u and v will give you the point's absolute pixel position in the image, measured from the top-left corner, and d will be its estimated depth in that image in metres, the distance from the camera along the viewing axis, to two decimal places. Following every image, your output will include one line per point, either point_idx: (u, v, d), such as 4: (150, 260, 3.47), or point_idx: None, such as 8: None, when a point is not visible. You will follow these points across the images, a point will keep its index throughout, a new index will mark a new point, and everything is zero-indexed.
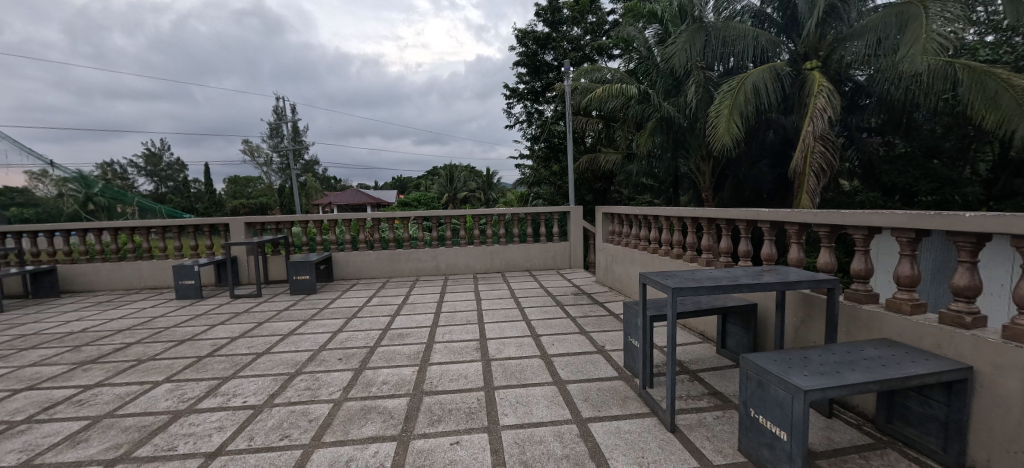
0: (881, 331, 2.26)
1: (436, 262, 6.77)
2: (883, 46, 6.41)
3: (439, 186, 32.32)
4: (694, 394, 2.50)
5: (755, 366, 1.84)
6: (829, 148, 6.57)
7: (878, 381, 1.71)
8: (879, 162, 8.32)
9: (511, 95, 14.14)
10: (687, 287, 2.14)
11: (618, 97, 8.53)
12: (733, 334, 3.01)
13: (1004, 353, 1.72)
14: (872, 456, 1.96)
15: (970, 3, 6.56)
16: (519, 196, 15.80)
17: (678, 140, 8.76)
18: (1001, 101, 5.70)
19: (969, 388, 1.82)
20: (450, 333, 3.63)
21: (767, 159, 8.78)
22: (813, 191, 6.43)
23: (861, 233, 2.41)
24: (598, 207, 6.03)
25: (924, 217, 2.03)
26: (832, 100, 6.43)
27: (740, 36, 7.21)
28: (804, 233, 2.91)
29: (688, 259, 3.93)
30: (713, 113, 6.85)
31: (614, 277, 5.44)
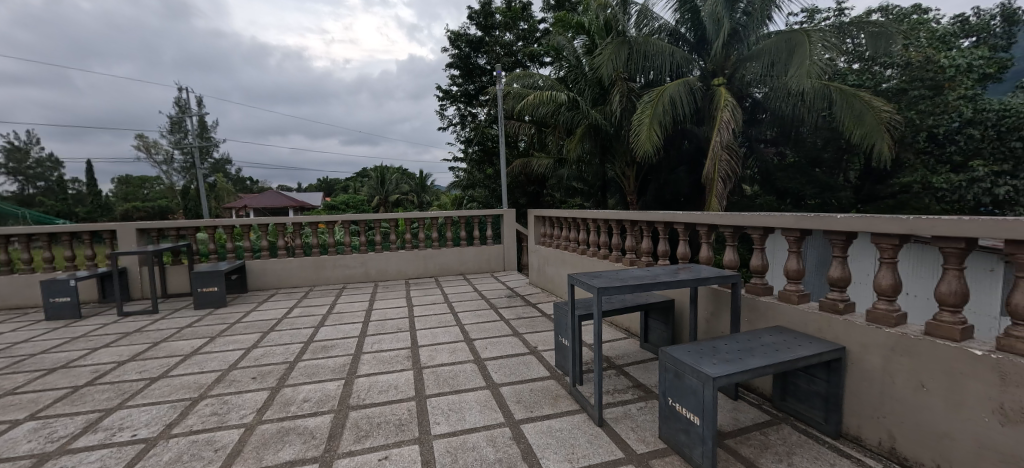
0: (775, 320, 2.54)
1: (365, 268, 6.48)
2: (777, 67, 7.24)
3: (369, 188, 31.09)
4: (620, 388, 2.63)
5: (672, 358, 1.98)
6: (734, 158, 7.28)
7: (773, 364, 1.92)
8: (774, 170, 9.36)
9: (443, 96, 14.02)
10: (611, 287, 2.25)
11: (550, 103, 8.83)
12: (654, 329, 3.21)
13: (868, 333, 2.02)
14: (770, 432, 2.19)
15: (843, 34, 7.61)
16: (453, 199, 15.66)
17: (605, 146, 9.27)
18: (865, 118, 6.71)
19: (844, 365, 2.11)
20: (379, 343, 3.49)
21: (684, 166, 9.56)
22: (721, 195, 7.08)
23: (759, 233, 2.71)
24: (530, 210, 6.13)
25: (807, 218, 2.33)
26: (736, 114, 7.14)
27: (658, 52, 7.77)
28: (712, 233, 3.19)
29: (614, 259, 4.14)
30: (635, 121, 7.29)
31: (546, 278, 5.58)
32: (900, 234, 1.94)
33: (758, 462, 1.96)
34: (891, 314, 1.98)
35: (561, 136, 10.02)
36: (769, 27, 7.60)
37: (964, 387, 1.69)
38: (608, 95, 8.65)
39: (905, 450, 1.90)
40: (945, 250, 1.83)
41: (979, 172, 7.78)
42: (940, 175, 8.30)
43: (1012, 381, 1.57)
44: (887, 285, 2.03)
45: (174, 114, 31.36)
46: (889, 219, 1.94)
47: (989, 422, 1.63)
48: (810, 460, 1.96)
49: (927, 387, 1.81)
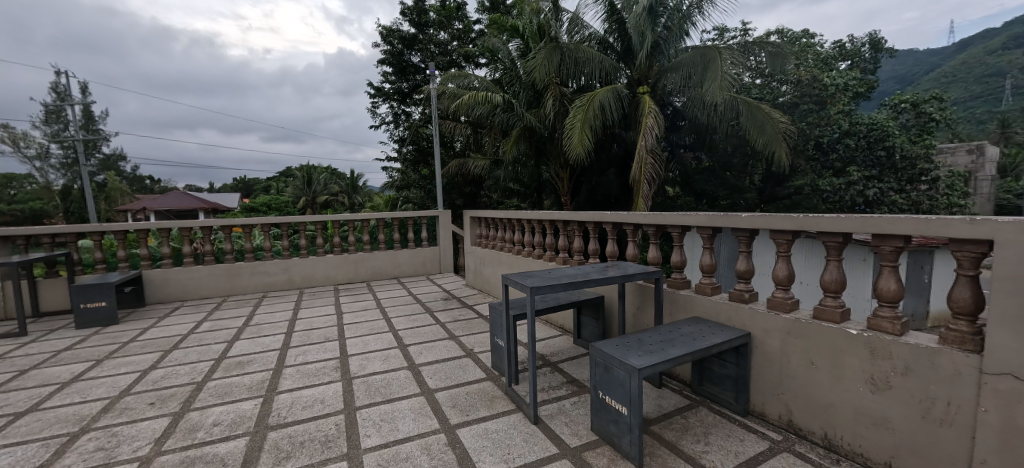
0: (691, 311, 2.76)
1: (289, 275, 6.04)
2: (694, 79, 7.84)
3: (294, 188, 29.12)
4: (555, 385, 2.70)
5: (601, 352, 2.06)
6: (657, 161, 7.80)
7: (691, 353, 2.08)
8: (693, 172, 10.12)
9: (375, 94, 13.55)
10: (544, 286, 2.30)
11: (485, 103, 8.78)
12: (586, 324, 3.34)
13: (769, 319, 2.26)
14: (689, 415, 2.38)
15: (748, 52, 8.42)
16: (387, 201, 15.13)
17: (540, 148, 9.52)
18: (766, 129, 7.51)
19: (750, 349, 2.34)
20: (305, 354, 3.27)
21: (613, 168, 10.02)
22: (647, 196, 7.55)
23: (678, 230, 2.92)
24: (466, 211, 6.09)
25: (718, 217, 2.56)
26: (659, 120, 7.62)
27: (588, 59, 8.09)
28: (638, 232, 3.39)
29: (548, 258, 4.24)
30: (568, 125, 7.54)
31: (482, 279, 5.58)
32: (792, 230, 2.20)
33: (680, 444, 2.11)
34: (786, 300, 2.24)
35: (496, 137, 10.07)
36: (686, 42, 8.22)
37: (844, 362, 1.95)
38: (542, 98, 8.86)
39: (799, 421, 2.14)
40: (827, 243, 2.10)
41: (854, 177, 9.29)
42: (824, 179, 9.53)
43: (880, 354, 1.83)
44: (783, 276, 2.29)
45: (51, 101, 27.02)
46: (784, 217, 2.19)
47: (863, 391, 1.89)
48: (723, 438, 2.15)
49: (816, 364, 2.06)
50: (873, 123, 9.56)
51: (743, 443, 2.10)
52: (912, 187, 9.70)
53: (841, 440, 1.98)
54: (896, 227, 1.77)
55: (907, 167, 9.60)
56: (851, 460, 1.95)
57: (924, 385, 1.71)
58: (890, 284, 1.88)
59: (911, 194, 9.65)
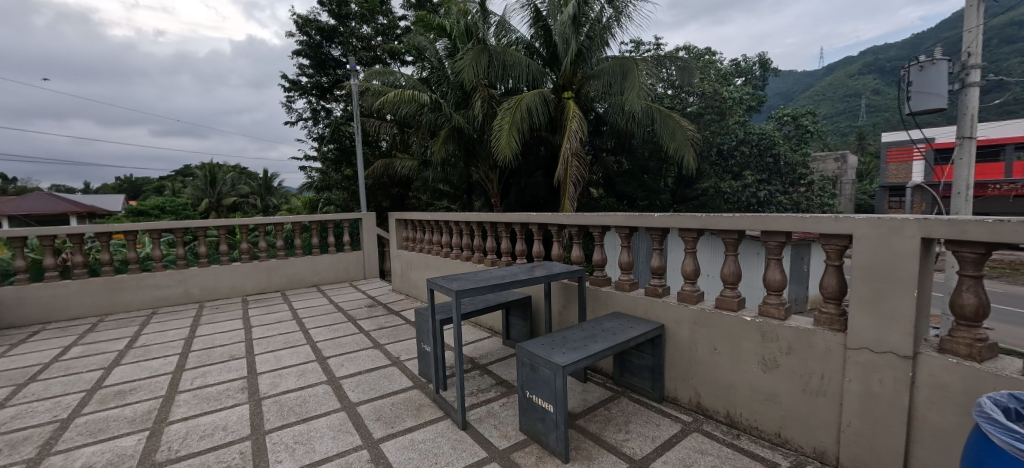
0: (612, 306, 2.91)
1: (186, 287, 5.38)
2: (614, 87, 8.23)
3: (194, 188, 26.07)
4: (483, 387, 2.69)
5: (527, 352, 2.09)
6: (581, 164, 8.12)
7: (611, 346, 2.18)
8: (615, 175, 10.65)
9: (292, 87, 12.72)
10: (469, 289, 2.27)
11: (410, 102, 8.46)
12: (515, 325, 3.37)
13: (679, 311, 2.45)
14: (612, 406, 2.49)
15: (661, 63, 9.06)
16: (306, 203, 14.15)
17: (469, 150, 9.51)
18: (677, 135, 8.17)
19: (664, 340, 2.52)
20: (205, 376, 2.93)
21: (541, 170, 10.24)
22: (573, 197, 7.85)
23: (599, 230, 3.06)
24: (391, 213, 5.86)
25: (633, 217, 2.73)
26: (582, 124, 7.92)
27: (515, 64, 8.22)
28: (562, 232, 3.49)
29: (477, 260, 4.21)
30: (497, 127, 7.59)
31: (409, 283, 5.40)
32: (696, 228, 2.41)
33: (603, 435, 2.20)
34: (693, 293, 2.45)
35: (423, 138, 9.84)
36: (606, 52, 8.63)
37: (742, 346, 2.17)
38: (471, 99, 8.84)
39: (706, 403, 2.35)
40: (726, 240, 2.33)
41: (749, 180, 10.53)
42: (726, 182, 10.57)
43: (769, 337, 2.07)
44: (690, 271, 2.51)
45: None
46: (689, 216, 2.39)
47: (757, 371, 2.12)
48: (642, 425, 2.29)
49: (718, 350, 2.27)
50: (763, 133, 10.84)
51: (659, 428, 2.25)
52: (793, 189, 11.20)
53: (740, 417, 2.20)
54: (780, 224, 2.02)
55: (789, 172, 11.09)
56: (749, 434, 2.17)
57: (804, 362, 1.95)
58: (775, 274, 2.14)
59: (793, 195, 11.14)
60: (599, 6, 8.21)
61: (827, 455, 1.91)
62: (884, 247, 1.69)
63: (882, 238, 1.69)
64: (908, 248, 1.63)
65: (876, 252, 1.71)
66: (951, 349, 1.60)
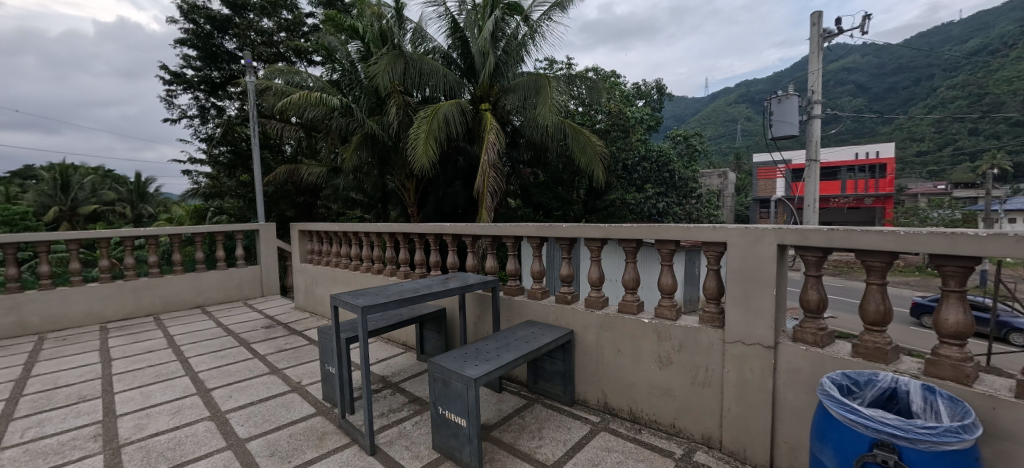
0: (524, 315, 2.97)
1: (21, 315, 4.41)
2: (528, 102, 8.46)
3: (39, 193, 21.61)
4: (395, 407, 2.57)
5: (439, 367, 2.04)
6: (499, 174, 8.22)
7: (524, 355, 2.22)
8: (531, 185, 10.97)
9: (174, 80, 11.25)
10: (377, 304, 2.17)
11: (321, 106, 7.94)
12: (429, 338, 3.27)
13: (586, 317, 2.59)
14: (526, 414, 2.53)
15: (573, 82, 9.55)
16: (191, 211, 12.49)
17: (383, 158, 9.19)
18: (587, 150, 8.64)
19: (573, 344, 2.63)
20: (45, 424, 2.41)
21: (460, 180, 10.13)
22: (490, 207, 7.92)
23: (512, 240, 3.13)
24: (292, 224, 5.36)
25: (544, 228, 2.83)
26: (499, 136, 8.03)
27: (431, 72, 8.07)
28: (477, 242, 3.50)
29: (389, 273, 4.03)
30: (413, 135, 7.44)
31: (314, 300, 5.00)
32: (600, 237, 2.57)
33: (517, 444, 2.22)
34: (599, 298, 2.61)
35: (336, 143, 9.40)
36: (522, 68, 8.88)
37: (640, 346, 2.35)
38: (385, 106, 8.56)
39: (611, 402, 2.49)
40: (626, 248, 2.52)
41: (650, 192, 11.54)
42: (630, 194, 11.49)
43: (663, 337, 2.26)
44: (595, 277, 2.66)
45: None
46: (594, 227, 2.55)
47: (654, 368, 2.30)
48: (554, 430, 2.35)
49: (622, 352, 2.43)
50: (660, 151, 11.97)
51: (570, 431, 2.34)
52: (685, 201, 12.50)
53: (641, 413, 2.37)
54: (669, 233, 2.24)
55: (683, 186, 12.38)
56: (649, 427, 2.34)
57: (692, 358, 2.17)
58: (666, 279, 2.37)
59: (686, 206, 12.44)
60: (514, 24, 8.50)
61: (712, 439, 2.13)
62: (750, 253, 1.95)
63: (748, 245, 1.95)
64: (768, 253, 1.90)
65: (744, 257, 1.97)
66: (802, 338, 1.89)
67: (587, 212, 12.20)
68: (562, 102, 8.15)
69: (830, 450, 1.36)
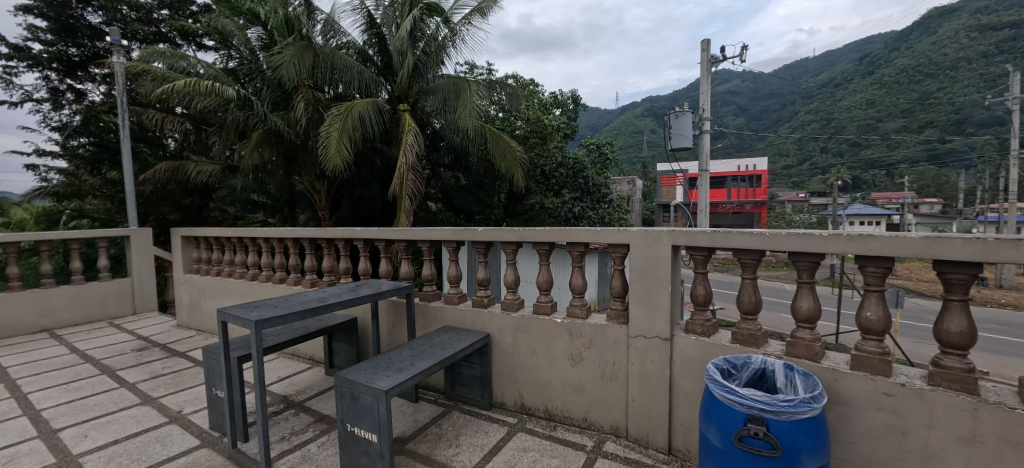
0: (441, 321, 2.91)
1: None
2: (448, 105, 8.31)
3: None
4: (298, 429, 2.36)
5: (347, 381, 1.91)
6: (418, 177, 7.98)
7: (438, 362, 2.17)
8: (451, 189, 10.88)
9: (14, 53, 9.27)
10: (274, 318, 1.98)
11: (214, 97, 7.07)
12: (339, 351, 3.06)
13: (503, 320, 2.61)
14: (443, 422, 2.48)
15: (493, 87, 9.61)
16: (39, 215, 10.37)
17: (289, 156, 8.49)
18: (507, 156, 8.70)
19: (490, 348, 2.64)
20: None
21: (377, 182, 9.63)
22: (409, 211, 7.64)
23: (427, 245, 3.06)
24: (174, 229, 4.69)
25: (460, 232, 2.81)
26: (418, 139, 7.80)
27: (345, 68, 7.61)
28: (391, 247, 3.35)
29: (292, 282, 3.70)
30: (324, 134, 6.95)
31: (202, 316, 4.42)
32: (515, 241, 2.62)
33: (433, 454, 2.17)
34: (515, 301, 2.65)
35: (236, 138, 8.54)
36: (442, 70, 8.74)
37: (554, 345, 2.43)
38: (292, 101, 7.92)
39: (528, 403, 2.54)
40: (540, 250, 2.60)
41: (567, 197, 12.04)
42: (549, 198, 11.88)
43: (575, 335, 2.36)
44: (511, 280, 2.70)
45: None
46: (509, 230, 2.59)
47: (567, 366, 2.40)
48: (472, 435, 2.34)
49: (537, 352, 2.49)
50: (576, 158, 12.52)
51: (487, 435, 2.34)
52: (598, 206, 13.24)
53: (556, 410, 2.45)
54: (579, 235, 2.36)
55: (597, 191, 13.11)
56: (563, 423, 2.43)
57: (601, 354, 2.30)
58: (577, 279, 2.48)
59: (599, 211, 13.20)
60: (435, 25, 8.35)
61: (619, 429, 2.27)
62: (650, 253, 2.12)
63: (648, 246, 2.12)
64: (664, 253, 2.08)
65: (645, 257, 2.13)
66: (693, 329, 2.09)
67: (508, 215, 12.43)
68: (482, 107, 8.14)
69: (714, 428, 1.52)
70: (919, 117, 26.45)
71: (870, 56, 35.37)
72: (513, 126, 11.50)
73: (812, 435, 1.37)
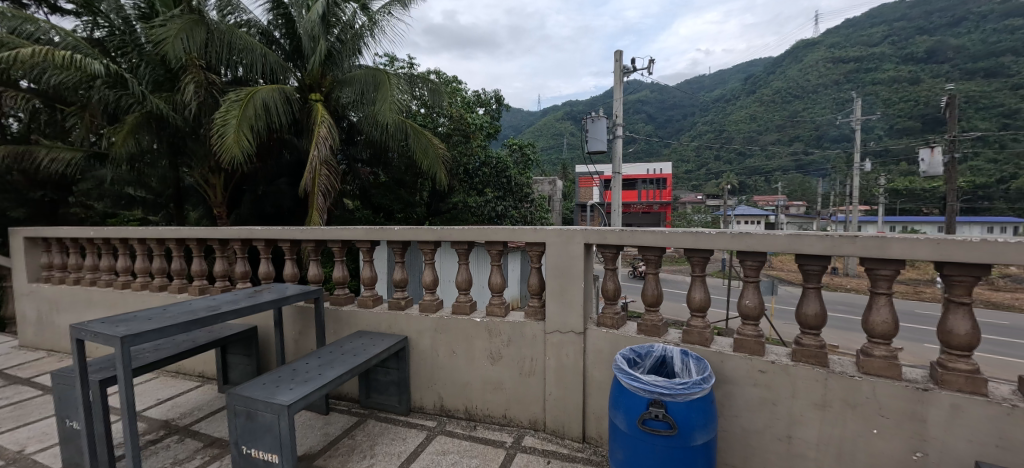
0: (354, 326, 2.75)
1: None
2: (366, 97, 7.87)
3: None
4: (183, 457, 2.08)
5: (241, 398, 1.72)
6: (332, 172, 7.45)
7: (349, 370, 2.04)
8: (370, 186, 10.38)
9: None
10: (150, 332, 1.72)
11: (74, 72, 5.96)
12: (235, 365, 2.75)
13: (420, 321, 2.54)
14: (356, 433, 2.34)
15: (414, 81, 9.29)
16: None
17: (175, 144, 7.45)
18: (429, 153, 8.44)
19: (407, 351, 2.55)
20: None
21: (285, 177, 8.80)
22: (322, 209, 7.10)
23: (337, 245, 2.87)
24: (13, 229, 3.86)
25: (375, 231, 2.69)
26: (332, 131, 7.29)
27: (247, 48, 6.82)
28: (297, 248, 3.09)
29: (176, 289, 3.25)
30: (220, 121, 6.21)
31: (55, 333, 3.70)
32: (432, 240, 2.56)
33: None
34: (433, 301, 2.58)
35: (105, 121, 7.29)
36: (359, 60, 8.27)
37: (473, 345, 2.42)
38: (179, 82, 6.97)
39: (448, 405, 2.50)
40: (458, 250, 2.57)
41: (490, 197, 12.12)
42: (472, 197, 11.86)
43: (494, 333, 2.38)
44: (429, 281, 2.63)
45: None
46: (426, 229, 2.52)
47: (486, 365, 2.40)
48: (388, 444, 2.24)
49: (456, 352, 2.47)
50: (498, 158, 12.60)
51: (405, 441, 2.26)
52: (520, 205, 13.49)
53: (476, 410, 2.44)
54: (497, 234, 2.37)
55: (519, 191, 13.34)
56: (483, 422, 2.43)
57: (521, 350, 2.33)
58: (496, 279, 2.49)
59: (521, 210, 13.49)
60: (351, 11, 7.90)
61: (538, 423, 2.33)
62: (564, 251, 2.20)
63: (562, 244, 2.20)
64: (577, 251, 2.17)
65: (560, 255, 2.21)
66: (604, 322, 2.21)
67: (430, 213, 12.21)
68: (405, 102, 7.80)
69: (621, 414, 1.62)
70: (790, 131, 30.81)
71: (753, 77, 40.43)
72: (435, 122, 11.24)
73: (702, 413, 1.53)
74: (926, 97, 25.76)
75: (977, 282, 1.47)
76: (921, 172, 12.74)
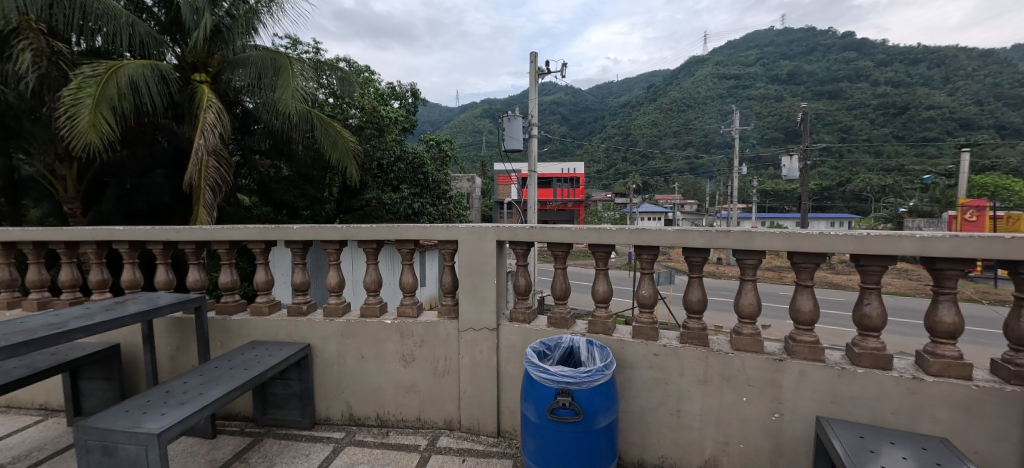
0: (245, 336, 2.48)
1: None
2: (263, 81, 7.11)
3: None
4: None
5: (96, 430, 1.46)
6: (223, 164, 6.62)
7: (239, 386, 1.82)
8: (270, 180, 9.44)
9: None
10: None
11: None
12: (91, 391, 2.32)
13: (324, 327, 2.37)
14: (249, 455, 2.12)
15: (321, 68, 8.61)
16: None
17: (2, 124, 6.14)
18: (338, 146, 7.86)
19: (310, 359, 2.37)
20: None
21: (161, 168, 7.44)
22: (210, 206, 6.27)
23: (224, 247, 2.55)
24: None
25: (271, 230, 2.44)
26: (221, 118, 6.47)
27: (105, 13, 5.73)
28: (172, 251, 2.69)
29: (4, 305, 2.66)
30: (69, 99, 5.19)
31: None
32: (337, 239, 2.39)
33: None
34: (338, 305, 2.43)
35: None
36: (255, 40, 7.48)
37: (384, 348, 2.32)
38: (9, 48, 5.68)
39: (357, 413, 2.38)
40: (366, 249, 2.43)
41: (406, 193, 11.68)
42: (386, 194, 11.31)
43: (405, 334, 2.31)
44: (334, 283, 2.46)
45: None
46: (329, 228, 2.35)
47: (398, 367, 2.32)
48: (288, 462, 2.06)
49: (365, 357, 2.35)
50: (415, 153, 12.14)
51: (307, 457, 2.10)
52: (438, 202, 13.17)
53: (389, 414, 2.35)
54: (408, 233, 2.29)
55: (437, 187, 13.03)
56: (396, 427, 2.35)
57: (435, 350, 2.29)
58: (407, 278, 2.40)
59: (439, 207, 13.18)
60: None
61: (453, 422, 2.31)
62: (476, 249, 2.20)
63: (475, 242, 2.20)
64: (489, 248, 2.18)
65: (472, 252, 2.21)
66: (516, 317, 2.26)
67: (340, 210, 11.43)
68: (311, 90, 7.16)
69: (531, 406, 1.67)
70: (684, 137, 34.19)
71: (654, 86, 44.09)
72: (345, 112, 10.54)
73: (604, 398, 1.63)
74: (787, 112, 30.39)
75: (817, 267, 1.76)
76: (785, 176, 14.89)
